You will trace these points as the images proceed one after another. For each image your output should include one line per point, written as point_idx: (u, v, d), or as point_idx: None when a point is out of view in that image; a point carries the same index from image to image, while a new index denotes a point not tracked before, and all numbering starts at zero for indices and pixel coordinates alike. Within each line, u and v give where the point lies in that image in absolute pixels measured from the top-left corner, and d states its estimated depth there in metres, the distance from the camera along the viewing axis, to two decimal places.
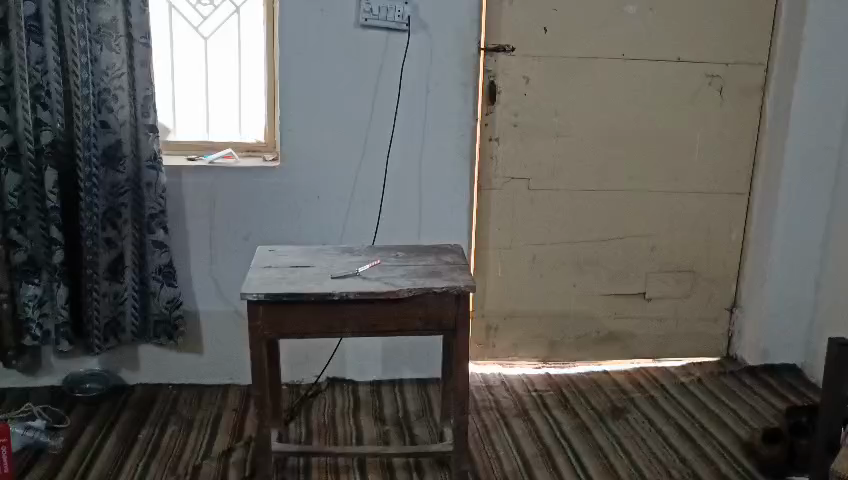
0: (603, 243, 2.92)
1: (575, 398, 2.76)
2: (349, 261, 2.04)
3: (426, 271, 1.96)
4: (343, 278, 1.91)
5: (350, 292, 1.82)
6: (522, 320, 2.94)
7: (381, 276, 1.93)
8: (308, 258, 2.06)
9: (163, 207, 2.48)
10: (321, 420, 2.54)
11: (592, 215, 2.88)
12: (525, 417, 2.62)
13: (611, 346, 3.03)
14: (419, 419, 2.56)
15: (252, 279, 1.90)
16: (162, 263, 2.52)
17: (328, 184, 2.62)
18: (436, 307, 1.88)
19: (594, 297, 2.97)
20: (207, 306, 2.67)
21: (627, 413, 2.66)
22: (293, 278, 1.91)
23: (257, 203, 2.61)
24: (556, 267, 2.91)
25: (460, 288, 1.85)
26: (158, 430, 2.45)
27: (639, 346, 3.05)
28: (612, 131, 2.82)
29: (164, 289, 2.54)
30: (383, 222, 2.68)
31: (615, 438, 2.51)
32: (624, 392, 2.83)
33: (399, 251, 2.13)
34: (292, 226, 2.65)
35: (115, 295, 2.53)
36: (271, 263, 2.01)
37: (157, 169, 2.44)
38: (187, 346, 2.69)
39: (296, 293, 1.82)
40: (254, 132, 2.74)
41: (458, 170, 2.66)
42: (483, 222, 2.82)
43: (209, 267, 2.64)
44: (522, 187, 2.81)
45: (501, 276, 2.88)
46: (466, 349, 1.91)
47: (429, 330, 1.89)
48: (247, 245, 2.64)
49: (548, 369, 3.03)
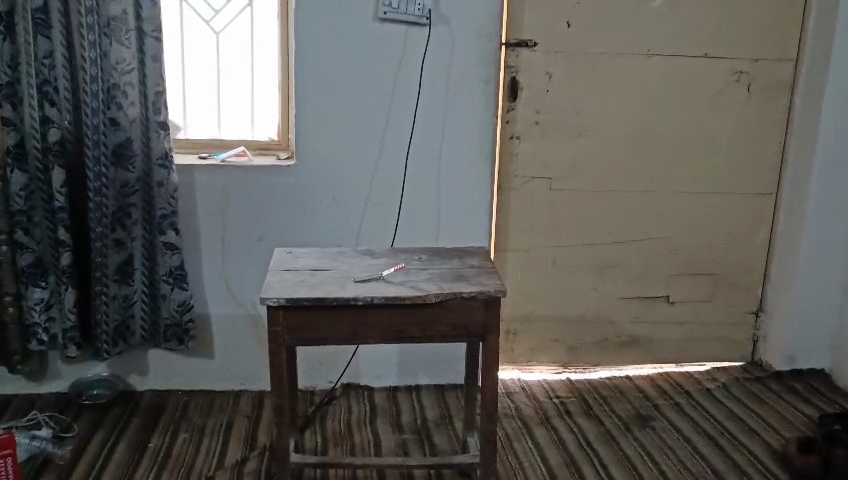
0: (625, 245, 2.83)
1: (597, 405, 2.67)
2: (371, 264, 1.95)
3: (451, 275, 1.87)
4: (366, 282, 1.82)
5: (375, 297, 1.74)
6: (541, 324, 2.86)
7: (406, 280, 1.84)
8: (328, 261, 1.97)
9: (174, 207, 2.39)
10: (337, 428, 2.45)
11: (614, 216, 2.80)
12: (547, 425, 2.53)
13: (633, 350, 2.94)
14: (438, 427, 2.47)
15: (270, 283, 1.81)
16: (174, 266, 2.43)
17: (344, 185, 2.54)
18: (462, 312, 1.79)
19: (616, 300, 2.88)
20: (218, 310, 2.59)
21: (653, 422, 2.57)
22: (313, 281, 1.83)
23: (269, 204, 2.53)
24: (577, 269, 2.82)
25: (489, 293, 1.77)
26: (169, 438, 2.37)
27: (661, 350, 2.96)
28: (636, 129, 2.73)
29: (175, 292, 2.45)
30: (400, 224, 2.60)
31: (643, 448, 2.42)
32: (648, 399, 2.74)
33: (421, 254, 2.04)
34: (305, 229, 2.56)
35: (124, 298, 2.45)
36: (290, 266, 1.92)
37: (168, 168, 2.36)
38: (198, 350, 2.61)
39: (318, 297, 1.73)
40: (267, 130, 2.65)
41: (479, 169, 2.57)
42: (502, 222, 2.74)
43: (221, 271, 2.56)
44: (542, 186, 2.73)
45: (521, 278, 2.80)
46: (494, 357, 1.83)
47: (456, 336, 1.80)
48: (258, 248, 2.56)
49: (568, 374, 2.94)
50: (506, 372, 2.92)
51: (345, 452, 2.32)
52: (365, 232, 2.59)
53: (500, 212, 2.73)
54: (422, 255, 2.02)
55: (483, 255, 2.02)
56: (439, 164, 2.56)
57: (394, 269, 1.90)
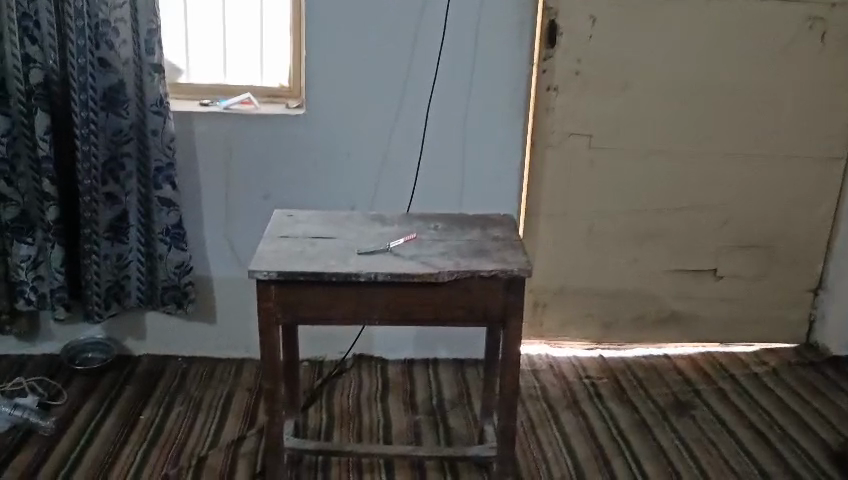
0: (671, 213, 2.54)
1: (632, 388, 2.43)
2: (379, 233, 1.71)
3: (470, 250, 1.63)
4: (372, 254, 1.59)
5: (378, 273, 1.51)
6: (574, 297, 2.60)
7: (417, 254, 1.60)
8: (333, 227, 1.74)
9: (171, 159, 2.18)
10: (345, 405, 2.25)
11: (660, 180, 2.51)
12: (575, 409, 2.30)
13: (674, 328, 2.67)
14: (455, 408, 2.26)
15: (263, 252, 1.58)
16: (171, 224, 2.22)
17: (358, 142, 2.29)
18: (480, 293, 1.55)
19: (658, 273, 2.60)
20: (221, 272, 2.38)
21: (692, 410, 2.31)
22: (312, 252, 1.60)
23: (276, 162, 2.29)
24: (617, 238, 2.55)
25: (511, 273, 1.52)
26: (163, 411, 2.20)
27: (705, 329, 2.70)
28: (690, 83, 2.41)
29: (172, 252, 2.25)
30: (420, 187, 2.35)
31: (681, 440, 2.17)
32: (688, 382, 2.48)
33: (437, 222, 1.79)
34: (314, 191, 2.33)
35: (118, 257, 2.26)
36: (289, 232, 1.70)
37: (164, 115, 2.13)
38: (199, 315, 2.42)
39: (314, 273, 1.51)
40: (277, 75, 2.40)
41: (510, 124, 2.30)
42: (534, 183, 2.47)
43: (223, 233, 2.34)
44: (581, 144, 2.44)
45: (553, 247, 2.54)
46: (517, 345, 1.59)
47: (472, 320, 1.57)
48: (263, 209, 2.33)
49: (601, 351, 2.70)
50: (533, 347, 2.69)
51: (350, 437, 2.11)
52: (380, 196, 2.34)
53: (532, 173, 2.46)
54: (438, 224, 1.78)
55: (509, 226, 1.77)
56: (465, 120, 2.29)
57: (405, 240, 1.66)
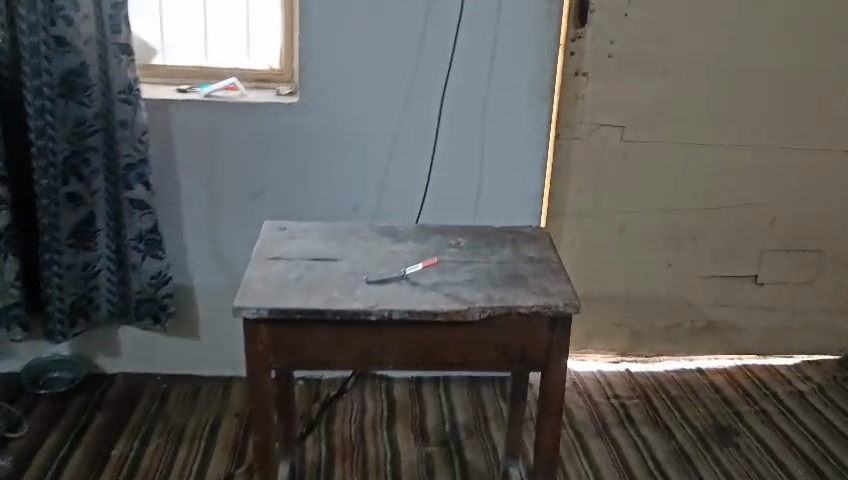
0: (710, 212, 2.27)
1: (666, 410, 2.17)
2: (392, 253, 1.43)
3: (502, 277, 1.35)
4: (385, 283, 1.31)
5: (392, 310, 1.23)
6: (601, 306, 2.34)
7: (440, 283, 1.32)
8: (336, 246, 1.45)
9: (143, 155, 1.88)
10: (346, 434, 1.98)
11: (700, 177, 2.23)
12: (605, 436, 2.04)
13: (708, 338, 2.42)
14: (470, 437, 1.99)
15: (252, 281, 1.30)
16: (145, 229, 1.93)
17: (361, 139, 2.00)
18: (518, 333, 1.27)
19: (693, 279, 2.34)
20: (204, 282, 2.09)
21: (736, 437, 2.05)
22: (312, 281, 1.31)
23: (267, 163, 2.00)
24: (649, 240, 2.28)
25: (556, 310, 1.25)
26: (138, 443, 1.91)
27: (743, 340, 2.44)
28: (736, 68, 2.12)
29: (146, 261, 1.96)
30: (431, 193, 2.06)
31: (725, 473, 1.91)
32: (727, 402, 2.22)
33: (460, 237, 1.51)
34: (310, 197, 2.04)
35: (84, 266, 1.96)
36: (283, 253, 1.41)
37: (133, 103, 1.83)
38: (180, 330, 2.13)
39: (315, 309, 1.23)
40: (266, 57, 2.09)
41: (534, 114, 2.01)
42: (558, 180, 2.19)
43: (207, 242, 2.06)
44: (613, 136, 2.16)
45: (578, 250, 2.27)
46: (560, 394, 1.32)
47: (507, 364, 1.29)
48: (253, 217, 2.04)
49: (627, 365, 2.44)
50: None
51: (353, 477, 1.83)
52: (385, 202, 2.06)
53: (556, 168, 2.17)
54: (461, 240, 1.49)
55: (546, 244, 1.48)
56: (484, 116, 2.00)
57: (423, 264, 1.37)
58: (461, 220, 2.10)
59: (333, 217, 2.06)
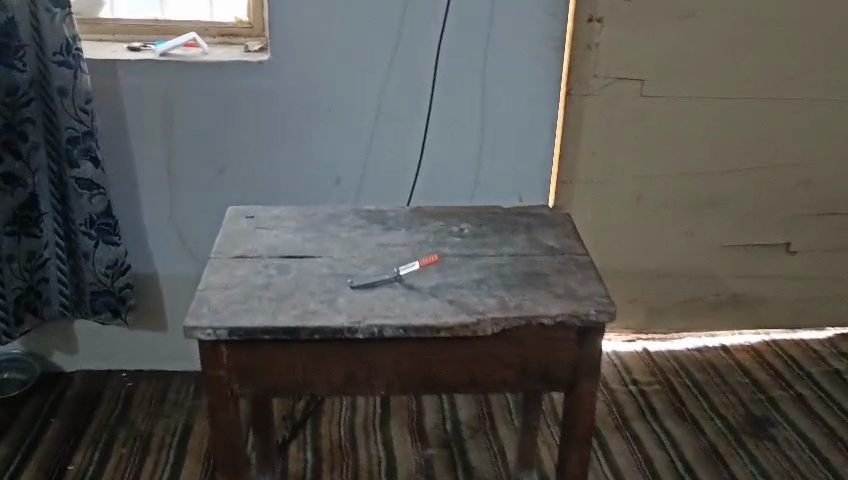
0: (739, 176, 2.02)
1: (692, 398, 1.95)
2: (382, 248, 1.18)
3: (517, 277, 1.10)
4: (373, 289, 1.06)
5: (383, 326, 0.98)
6: (618, 281, 2.09)
7: (442, 287, 1.07)
8: (313, 240, 1.20)
9: (89, 127, 1.61)
10: (335, 439, 1.75)
11: (729, 135, 1.97)
12: (626, 432, 1.82)
13: (734, 313, 2.18)
14: (474, 437, 1.77)
15: (209, 291, 1.05)
16: (95, 213, 1.67)
17: (343, 105, 1.73)
18: (538, 347, 1.03)
19: (718, 251, 2.09)
20: (167, 268, 1.84)
21: (770, 429, 1.84)
22: (283, 287, 1.06)
23: (235, 134, 1.74)
24: (670, 210, 2.03)
25: (586, 318, 1.01)
26: (98, 455, 1.68)
27: (772, 315, 2.20)
28: (772, 10, 1.85)
29: (99, 248, 1.71)
30: (424, 165, 1.80)
31: (762, 473, 1.70)
32: (758, 386, 2.00)
33: (463, 224, 1.26)
34: (286, 172, 1.78)
35: (29, 255, 1.71)
36: (249, 251, 1.16)
37: (73, 66, 1.55)
38: (144, 322, 1.89)
39: (286, 328, 0.98)
40: (231, 8, 1.80)
41: (542, 70, 1.74)
42: (569, 143, 1.92)
43: (169, 224, 1.80)
44: (630, 92, 1.89)
45: (591, 223, 2.02)
46: (590, 416, 1.08)
47: (525, 384, 1.05)
48: (221, 197, 1.79)
49: (645, 344, 2.20)
50: None
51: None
52: (372, 177, 1.80)
53: (566, 131, 1.91)
54: (464, 228, 1.24)
55: (566, 231, 1.23)
56: (484, 75, 1.73)
57: (420, 263, 1.12)
58: (460, 196, 1.84)
59: (313, 195, 1.81)
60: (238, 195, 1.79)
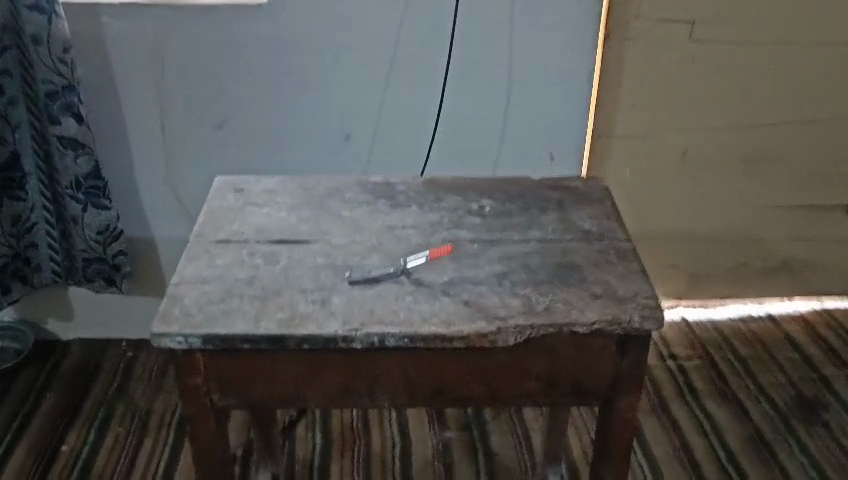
0: (800, 129, 1.79)
1: (735, 375, 1.78)
2: (388, 230, 1.01)
3: (546, 271, 0.93)
4: (375, 285, 0.90)
5: (384, 334, 0.83)
6: (658, 244, 1.90)
7: (456, 283, 0.90)
8: (308, 220, 1.03)
9: (69, 81, 1.43)
10: (347, 418, 1.62)
11: (791, 83, 1.73)
12: (663, 416, 1.66)
13: (784, 281, 1.98)
14: (497, 419, 1.63)
15: (183, 286, 0.90)
16: (81, 174, 1.52)
17: (353, 51, 1.54)
18: (570, 358, 0.87)
19: (771, 213, 1.88)
20: (164, 231, 1.69)
21: (822, 414, 1.68)
22: (269, 282, 0.90)
23: (234, 84, 1.56)
24: (717, 168, 1.82)
25: (627, 327, 0.84)
26: (93, 434, 1.57)
27: (827, 282, 2.00)
28: None
29: (88, 213, 1.56)
30: (444, 119, 1.61)
31: (814, 467, 1.54)
32: (809, 363, 1.83)
33: (484, 199, 1.09)
34: (290, 127, 1.60)
35: (14, 219, 1.58)
36: (234, 234, 1.00)
37: (48, 10, 1.38)
38: (143, 289, 1.76)
39: (270, 336, 0.83)
40: None
41: (578, 11, 1.52)
42: (608, 92, 1.71)
43: (163, 184, 1.64)
44: (679, 36, 1.67)
45: (629, 183, 1.82)
46: (628, 436, 0.92)
47: (554, 399, 0.89)
48: (220, 154, 1.62)
49: (685, 314, 2.01)
50: None
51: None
52: (387, 132, 1.62)
53: (605, 80, 1.69)
54: (485, 206, 1.06)
55: (605, 211, 1.05)
56: (512, 17, 1.52)
57: (429, 254, 0.95)
58: (485, 154, 1.65)
59: (321, 152, 1.63)
60: (238, 152, 1.62)
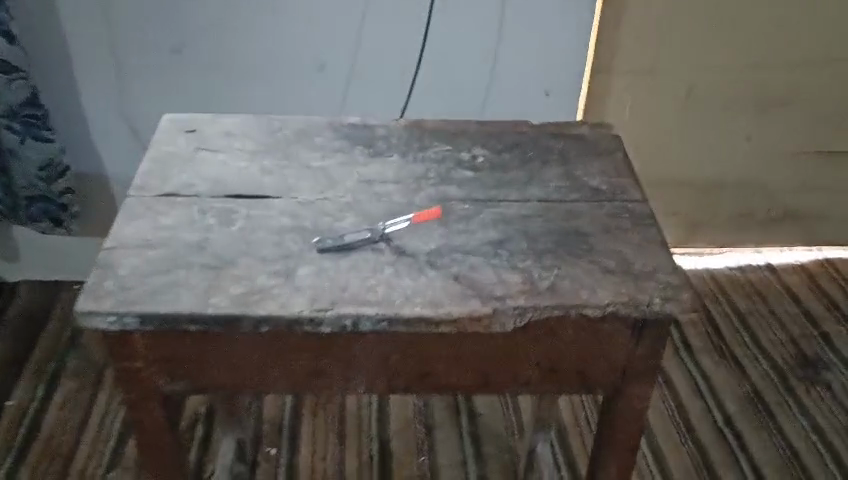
0: (819, 69, 1.65)
1: (732, 331, 1.69)
2: (365, 186, 0.87)
3: (549, 239, 0.79)
4: (349, 254, 0.76)
5: (359, 316, 0.69)
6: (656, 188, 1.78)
7: (443, 254, 0.77)
8: (271, 171, 0.88)
9: None
10: None
11: (815, 17, 1.58)
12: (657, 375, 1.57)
13: (785, 228, 1.88)
14: None
15: (119, 253, 0.75)
16: (17, 103, 1.34)
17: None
18: (577, 342, 0.75)
19: (778, 158, 1.76)
20: (119, 168, 1.53)
21: (822, 373, 1.59)
22: (224, 248, 0.76)
23: (191, 2, 1.36)
24: (725, 107, 1.68)
25: (647, 310, 0.72)
26: (42, 389, 1.44)
27: (830, 231, 1.90)
28: None
29: (28, 148, 1.39)
30: (430, 48, 1.44)
31: (815, 429, 1.47)
32: (809, 318, 1.74)
33: (477, 150, 0.94)
34: (258, 52, 1.42)
35: None
36: (184, 186, 0.85)
37: None
38: (96, 229, 1.61)
39: (221, 317, 0.69)
40: None
41: None
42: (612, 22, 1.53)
43: (118, 116, 1.47)
44: None
45: (628, 123, 1.68)
46: (637, 426, 0.81)
47: (556, 387, 0.78)
48: (177, 82, 1.44)
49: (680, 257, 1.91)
50: None
51: (328, 441, 1.36)
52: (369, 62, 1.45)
53: (610, 8, 1.51)
54: (478, 158, 0.92)
55: (616, 165, 0.91)
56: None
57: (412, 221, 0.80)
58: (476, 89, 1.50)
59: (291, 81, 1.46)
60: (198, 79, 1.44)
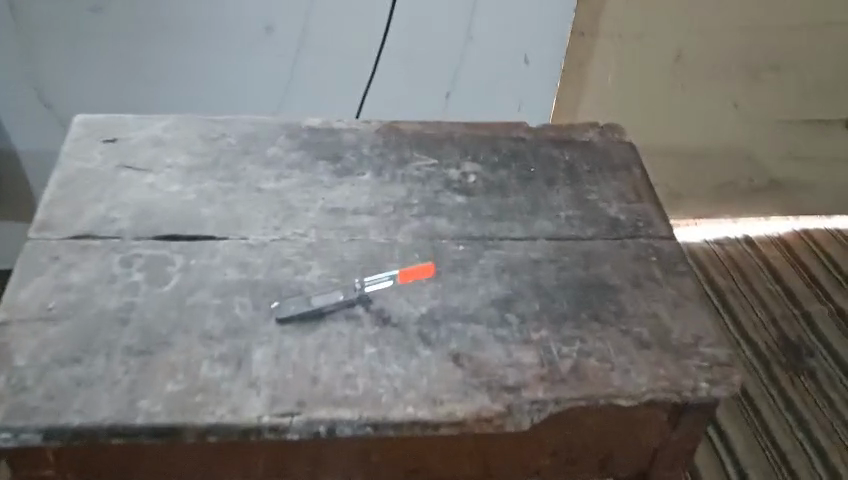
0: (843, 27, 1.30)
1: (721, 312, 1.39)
2: (334, 218, 0.69)
3: (566, 297, 0.64)
4: (318, 327, 0.59)
5: (337, 422, 0.54)
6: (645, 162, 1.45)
7: (437, 324, 0.61)
8: (213, 199, 0.69)
9: None
10: None
11: None
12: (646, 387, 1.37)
13: (776, 198, 1.55)
14: None
15: (15, 330, 0.57)
16: None
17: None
18: (601, 430, 0.61)
19: (776, 127, 1.42)
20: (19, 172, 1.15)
21: (807, 360, 1.28)
22: (155, 320, 0.59)
23: None
24: (720, 67, 1.33)
25: (691, 397, 0.58)
26: None
27: None
28: None
29: None
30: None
31: (800, 424, 1.18)
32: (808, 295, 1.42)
33: (467, 164, 0.77)
34: (170, 33, 1.04)
35: None
36: (102, 222, 0.66)
37: None
38: None
39: (154, 429, 0.52)
40: None
41: None
42: None
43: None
44: None
45: (601, 87, 1.32)
46: None
47: (569, 476, 0.64)
48: (58, 75, 1.06)
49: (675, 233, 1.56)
50: None
51: None
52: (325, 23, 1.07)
53: None
54: (471, 176, 0.75)
55: (636, 186, 0.75)
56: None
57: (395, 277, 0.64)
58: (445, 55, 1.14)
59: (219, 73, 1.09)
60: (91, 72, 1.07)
